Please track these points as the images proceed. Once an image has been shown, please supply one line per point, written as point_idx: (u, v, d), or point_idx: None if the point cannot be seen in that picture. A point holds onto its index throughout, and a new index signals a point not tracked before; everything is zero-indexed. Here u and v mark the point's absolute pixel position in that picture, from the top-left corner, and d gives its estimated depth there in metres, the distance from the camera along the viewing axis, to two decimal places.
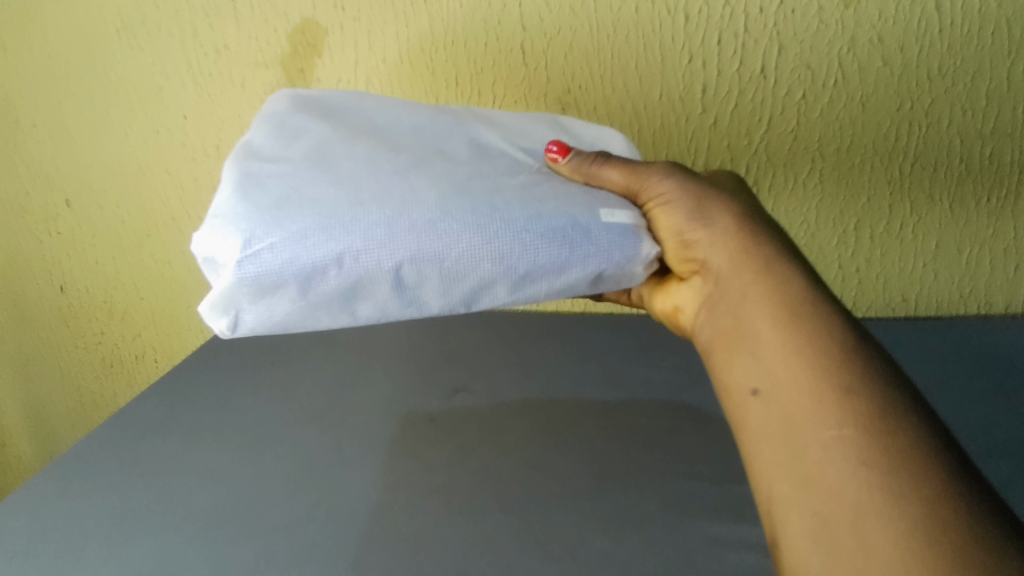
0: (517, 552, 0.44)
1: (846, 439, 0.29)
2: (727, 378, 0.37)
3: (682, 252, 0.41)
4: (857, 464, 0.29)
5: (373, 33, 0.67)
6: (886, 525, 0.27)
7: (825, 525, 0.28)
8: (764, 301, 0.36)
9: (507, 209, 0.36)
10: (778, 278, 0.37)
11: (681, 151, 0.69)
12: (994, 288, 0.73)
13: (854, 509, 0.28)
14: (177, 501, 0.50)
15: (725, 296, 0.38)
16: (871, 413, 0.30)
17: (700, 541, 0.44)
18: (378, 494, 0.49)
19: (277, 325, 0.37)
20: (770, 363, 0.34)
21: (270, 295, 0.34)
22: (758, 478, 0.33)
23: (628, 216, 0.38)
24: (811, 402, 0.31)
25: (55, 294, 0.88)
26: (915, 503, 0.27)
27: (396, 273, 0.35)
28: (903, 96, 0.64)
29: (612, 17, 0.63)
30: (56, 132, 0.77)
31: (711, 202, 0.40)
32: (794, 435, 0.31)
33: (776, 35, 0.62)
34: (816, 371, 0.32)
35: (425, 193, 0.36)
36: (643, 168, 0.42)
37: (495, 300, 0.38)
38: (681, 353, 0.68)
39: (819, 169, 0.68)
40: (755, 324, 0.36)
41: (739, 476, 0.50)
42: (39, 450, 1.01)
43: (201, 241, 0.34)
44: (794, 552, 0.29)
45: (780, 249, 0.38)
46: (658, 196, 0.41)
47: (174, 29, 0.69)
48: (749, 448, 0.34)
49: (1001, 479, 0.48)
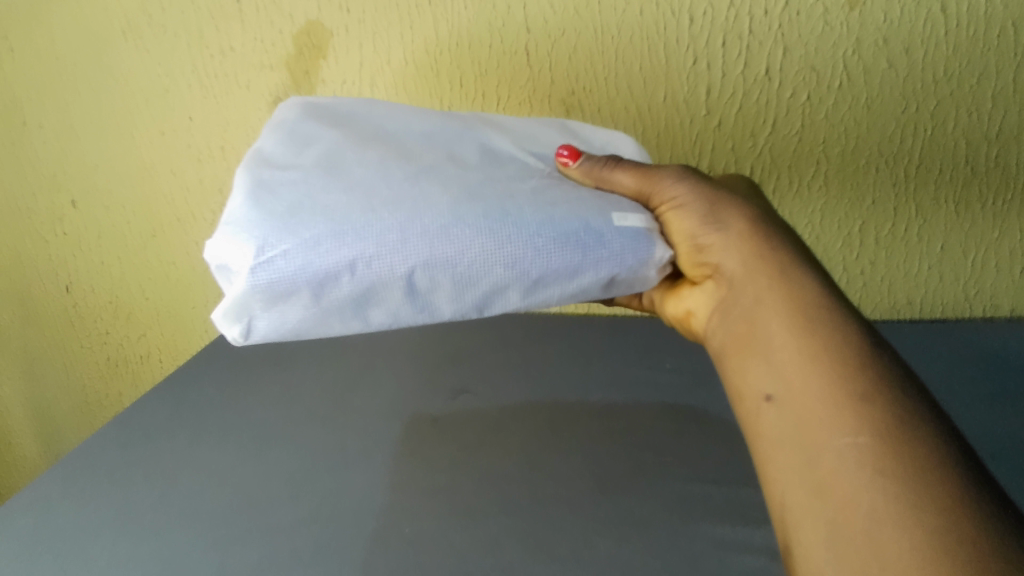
0: (523, 554, 0.43)
1: (861, 446, 0.29)
2: (739, 383, 0.37)
3: (694, 256, 0.41)
4: (872, 471, 0.29)
5: (379, 35, 0.67)
6: (901, 533, 0.26)
7: (839, 532, 0.28)
8: (778, 307, 0.36)
9: (520, 214, 0.36)
10: (792, 284, 0.36)
11: (687, 154, 0.69)
12: (1000, 291, 0.73)
13: (869, 516, 0.28)
14: (182, 502, 0.50)
15: (739, 300, 0.38)
16: (887, 420, 0.30)
17: (705, 543, 0.44)
18: (384, 496, 0.49)
19: (290, 333, 0.37)
20: (784, 368, 0.34)
21: (283, 302, 0.34)
22: (771, 484, 0.33)
23: (640, 221, 0.38)
24: (826, 409, 0.31)
25: (59, 295, 0.88)
26: (931, 512, 0.26)
27: (409, 279, 0.35)
28: (908, 98, 0.64)
29: (618, 19, 0.63)
30: (61, 133, 0.77)
31: (724, 206, 0.40)
32: (809, 441, 0.31)
33: (782, 36, 0.62)
34: (831, 378, 0.32)
35: (437, 198, 0.36)
36: (655, 172, 0.42)
37: (507, 306, 0.38)
38: (686, 356, 0.68)
39: (824, 171, 0.68)
40: (769, 329, 0.36)
41: (745, 479, 0.50)
42: (43, 450, 1.01)
43: (214, 249, 0.34)
44: (808, 559, 0.29)
45: (792, 253, 0.38)
46: (670, 200, 0.41)
47: (179, 31, 0.69)
48: (762, 454, 0.34)
49: (1009, 483, 0.48)
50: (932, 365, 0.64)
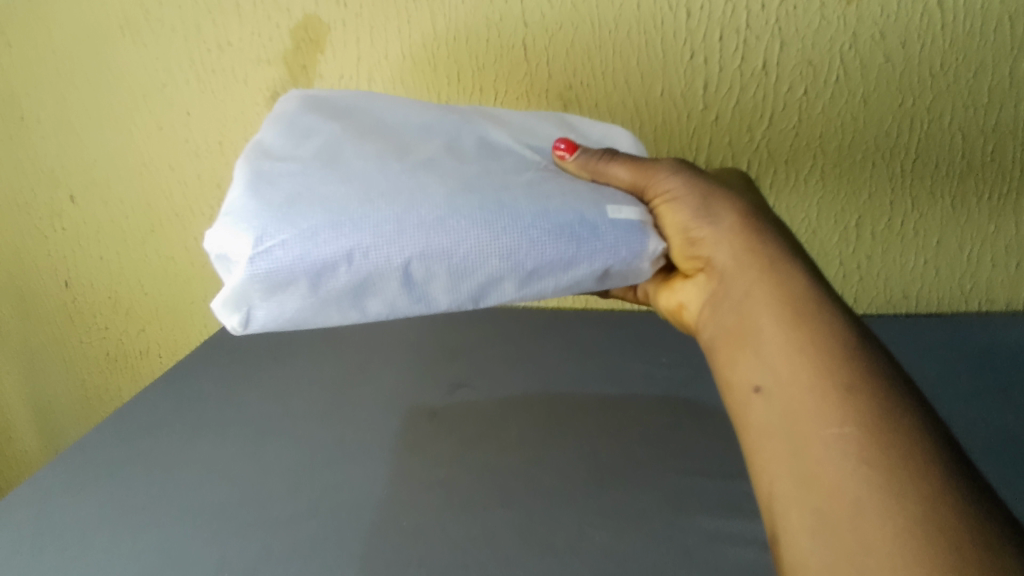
0: (519, 548, 0.44)
1: (847, 437, 0.30)
2: (729, 375, 0.37)
3: (686, 249, 0.41)
4: (857, 461, 0.29)
5: (376, 29, 0.67)
6: (884, 522, 0.27)
7: (825, 521, 0.29)
8: (769, 299, 0.36)
9: (517, 205, 0.36)
10: (782, 276, 0.37)
11: (684, 148, 0.69)
12: (995, 285, 0.74)
13: (854, 505, 0.28)
14: (182, 495, 0.50)
15: (730, 293, 0.38)
16: (874, 411, 0.30)
17: (698, 535, 0.44)
18: (381, 489, 0.49)
19: (290, 323, 0.37)
20: (773, 360, 0.35)
21: (283, 291, 0.35)
22: (759, 475, 0.33)
23: (634, 213, 0.39)
24: (813, 400, 0.32)
25: (59, 290, 0.88)
26: (913, 501, 0.27)
27: (405, 270, 0.35)
28: (905, 92, 0.64)
29: (614, 13, 0.63)
30: (60, 128, 0.77)
31: (717, 199, 0.41)
32: (797, 432, 0.32)
33: (779, 31, 0.62)
34: (820, 370, 0.32)
35: (435, 190, 0.36)
36: (650, 165, 0.42)
37: (506, 298, 0.38)
38: (681, 350, 0.68)
39: (820, 166, 0.69)
40: (759, 322, 0.36)
41: (737, 471, 0.50)
42: (43, 444, 1.02)
43: (214, 238, 0.34)
44: (793, 548, 0.30)
45: (784, 247, 0.38)
46: (664, 193, 0.41)
47: (176, 26, 0.69)
48: (751, 444, 0.34)
49: (998, 475, 0.49)
50: (926, 360, 0.65)
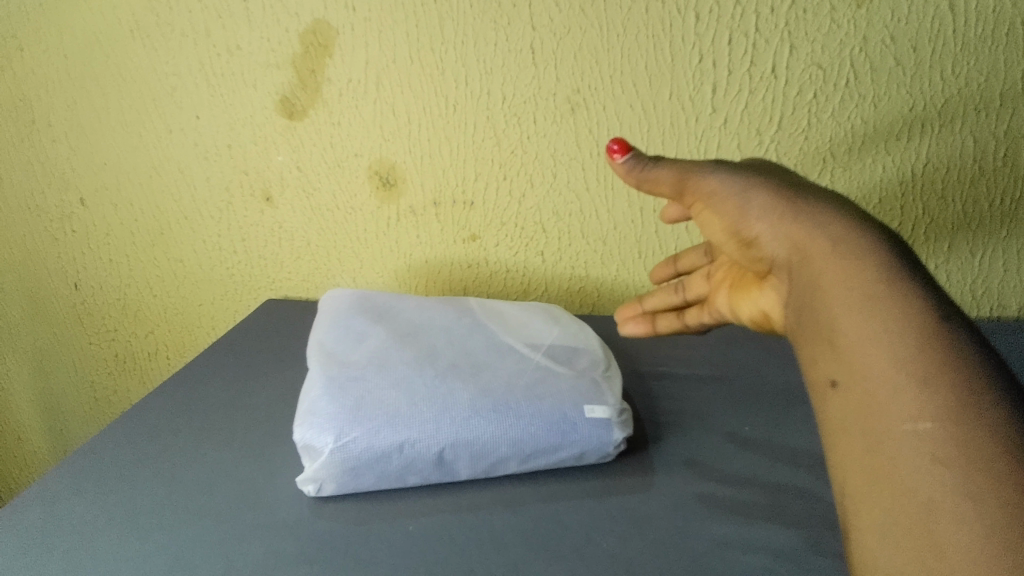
0: (526, 552, 0.43)
1: (922, 434, 0.29)
2: (807, 369, 0.36)
3: (743, 248, 0.42)
4: (931, 460, 0.29)
5: (384, 33, 0.67)
6: (959, 526, 0.27)
7: (898, 522, 0.29)
8: (833, 287, 0.35)
9: (520, 413, 0.50)
10: (850, 261, 0.36)
11: (693, 152, 0.68)
12: (1007, 290, 0.73)
13: (927, 505, 0.28)
14: (190, 497, 0.50)
15: (795, 284, 0.38)
16: (954, 406, 0.29)
17: (706, 542, 0.44)
18: (387, 492, 0.49)
19: (359, 382, 0.52)
20: (844, 352, 0.34)
21: (349, 476, 0.48)
22: (834, 471, 0.33)
23: (605, 411, 0.52)
24: (886, 393, 0.31)
25: (70, 292, 0.89)
26: (992, 508, 0.26)
27: (439, 456, 0.48)
28: (915, 96, 0.64)
29: (623, 17, 0.64)
30: (72, 133, 0.78)
31: (760, 190, 0.42)
32: (870, 426, 0.31)
33: (788, 34, 0.62)
34: (893, 363, 0.31)
35: (460, 393, 0.52)
36: (693, 168, 0.44)
37: (515, 405, 0.51)
38: (689, 355, 0.68)
39: (830, 169, 0.67)
40: (828, 312, 0.35)
41: (746, 478, 0.50)
42: (51, 447, 1.01)
43: (300, 435, 0.49)
44: (865, 547, 0.30)
45: (845, 225, 0.38)
46: (705, 195, 0.43)
47: (187, 30, 0.70)
48: (825, 438, 0.34)
49: None
50: None
